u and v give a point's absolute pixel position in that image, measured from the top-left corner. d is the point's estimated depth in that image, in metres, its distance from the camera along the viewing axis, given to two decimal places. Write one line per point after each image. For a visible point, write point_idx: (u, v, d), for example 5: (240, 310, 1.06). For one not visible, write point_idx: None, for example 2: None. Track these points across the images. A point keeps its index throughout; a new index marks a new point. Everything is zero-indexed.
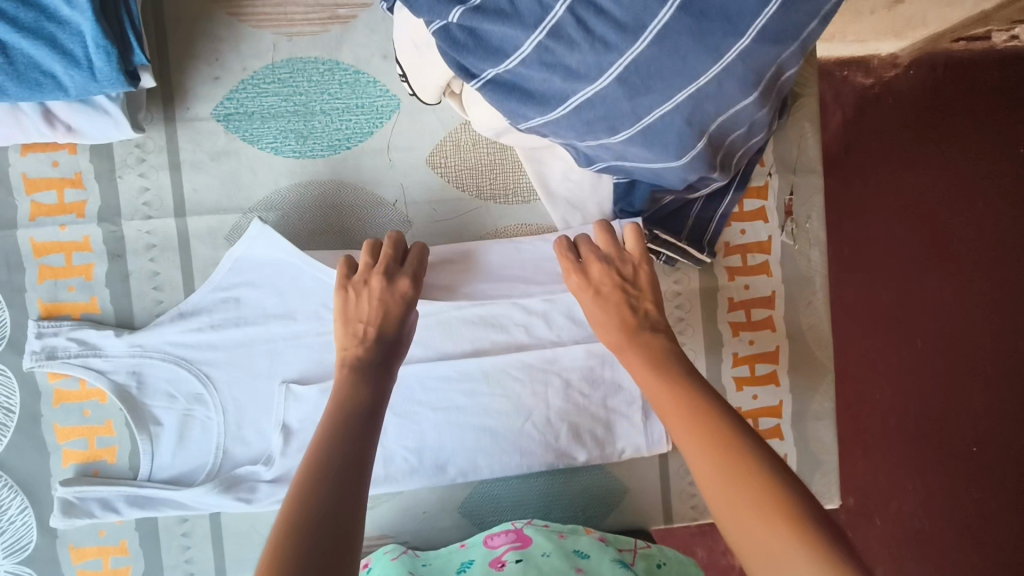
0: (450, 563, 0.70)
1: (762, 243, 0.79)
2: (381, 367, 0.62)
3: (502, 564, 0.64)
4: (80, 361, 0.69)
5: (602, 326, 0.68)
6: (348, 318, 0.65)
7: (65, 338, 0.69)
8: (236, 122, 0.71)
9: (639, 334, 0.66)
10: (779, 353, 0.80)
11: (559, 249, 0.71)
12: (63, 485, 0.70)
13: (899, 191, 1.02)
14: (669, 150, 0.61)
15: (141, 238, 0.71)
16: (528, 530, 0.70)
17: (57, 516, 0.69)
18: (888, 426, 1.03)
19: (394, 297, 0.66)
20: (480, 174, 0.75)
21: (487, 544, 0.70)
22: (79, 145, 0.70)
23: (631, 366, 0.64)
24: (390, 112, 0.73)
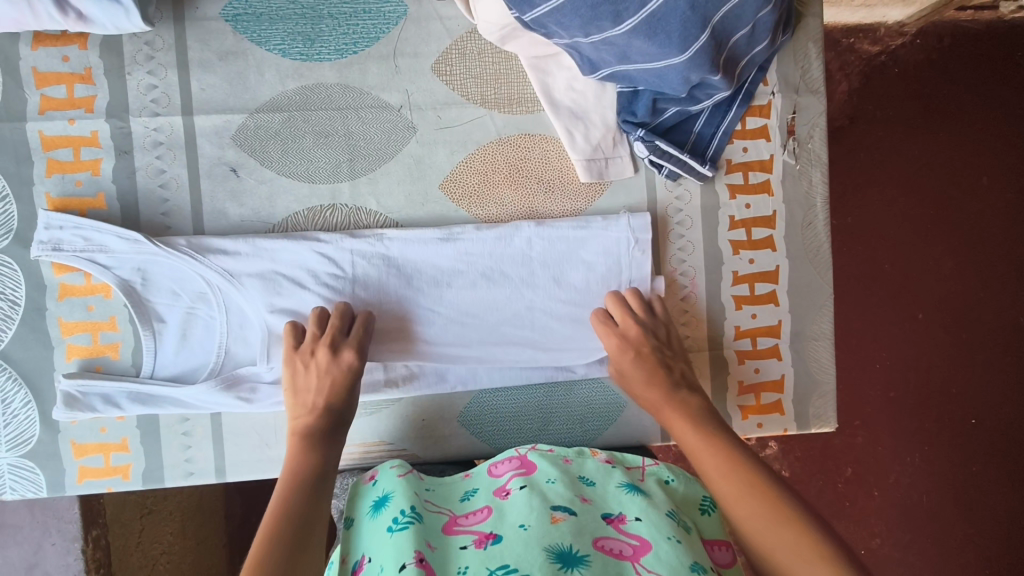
0: (455, 489, 0.66)
1: (764, 162, 0.79)
2: (334, 434, 0.66)
3: (507, 490, 0.60)
4: (87, 257, 0.70)
5: (645, 388, 0.71)
6: (300, 391, 0.67)
7: (70, 234, 0.70)
8: (244, 22, 0.72)
9: (678, 395, 0.70)
10: (779, 272, 0.80)
11: (598, 318, 0.74)
12: (67, 378, 0.70)
13: (876, 158, 1.21)
14: (672, 44, 0.61)
15: (149, 135, 0.72)
16: (531, 457, 0.66)
17: (60, 409, 0.70)
18: (906, 355, 1.22)
19: (337, 368, 0.67)
20: (484, 83, 0.75)
21: (492, 473, 0.66)
22: (89, 40, 0.70)
23: (673, 423, 0.68)
24: (397, 19, 0.74)
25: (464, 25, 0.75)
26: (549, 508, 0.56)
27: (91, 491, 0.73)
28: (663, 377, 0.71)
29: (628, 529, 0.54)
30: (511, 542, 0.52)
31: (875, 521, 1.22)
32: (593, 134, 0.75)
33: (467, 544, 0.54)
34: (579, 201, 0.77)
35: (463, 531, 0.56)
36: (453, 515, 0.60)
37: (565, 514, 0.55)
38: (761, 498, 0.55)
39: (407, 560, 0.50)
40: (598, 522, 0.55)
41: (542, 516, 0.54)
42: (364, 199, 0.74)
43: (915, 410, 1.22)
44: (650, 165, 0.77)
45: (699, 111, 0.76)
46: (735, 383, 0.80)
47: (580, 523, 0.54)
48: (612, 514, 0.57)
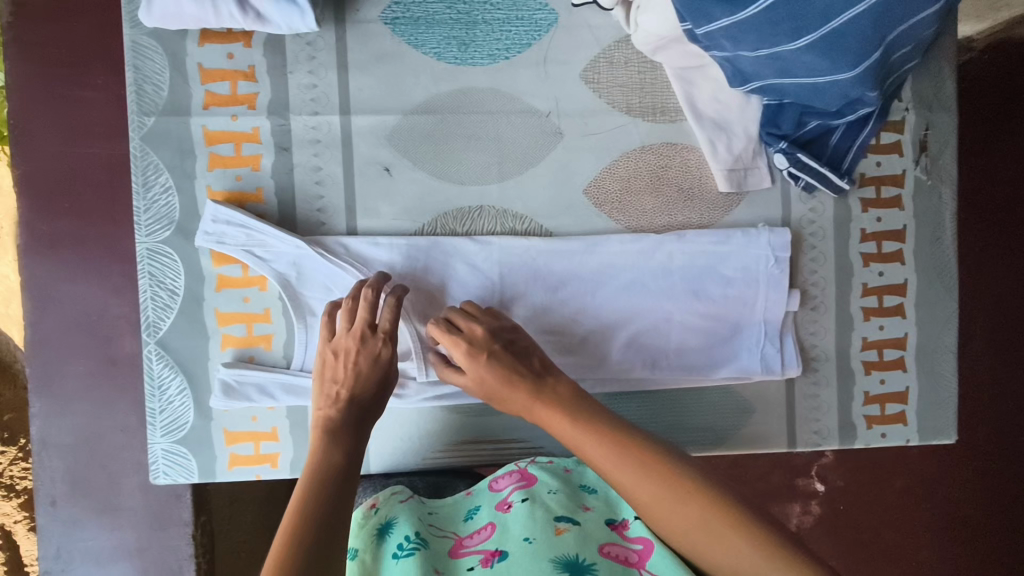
0: (457, 508, 0.68)
1: (896, 177, 0.81)
2: (356, 424, 0.66)
3: (509, 504, 0.63)
4: (248, 251, 0.72)
5: (494, 389, 0.68)
6: (326, 382, 0.68)
7: (235, 231, 0.72)
8: (402, 26, 0.74)
9: (547, 387, 0.66)
10: (907, 285, 0.81)
11: (435, 328, 0.71)
12: (225, 368, 0.72)
13: None
14: (846, 60, 0.63)
15: (307, 133, 0.73)
16: (532, 470, 0.69)
17: (218, 396, 0.72)
18: None
19: (367, 360, 0.68)
20: (630, 91, 0.77)
21: (493, 488, 0.68)
22: (254, 38, 0.72)
23: (547, 419, 0.64)
24: (548, 26, 0.76)
25: (612, 34, 0.76)
26: (552, 519, 0.59)
27: (240, 478, 0.74)
28: (504, 368, 0.67)
29: (631, 534, 0.59)
30: (517, 557, 0.55)
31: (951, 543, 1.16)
32: (735, 145, 0.77)
33: (474, 564, 0.57)
34: (717, 209, 0.79)
35: (469, 551, 0.59)
36: (459, 536, 0.62)
37: (569, 524, 0.59)
38: (653, 491, 0.55)
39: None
40: (605, 530, 0.59)
41: (545, 527, 0.58)
42: (510, 202, 0.76)
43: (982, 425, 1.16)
44: (787, 176, 0.78)
45: (838, 125, 0.77)
46: (861, 393, 0.81)
47: (585, 531, 0.58)
48: (616, 520, 0.61)
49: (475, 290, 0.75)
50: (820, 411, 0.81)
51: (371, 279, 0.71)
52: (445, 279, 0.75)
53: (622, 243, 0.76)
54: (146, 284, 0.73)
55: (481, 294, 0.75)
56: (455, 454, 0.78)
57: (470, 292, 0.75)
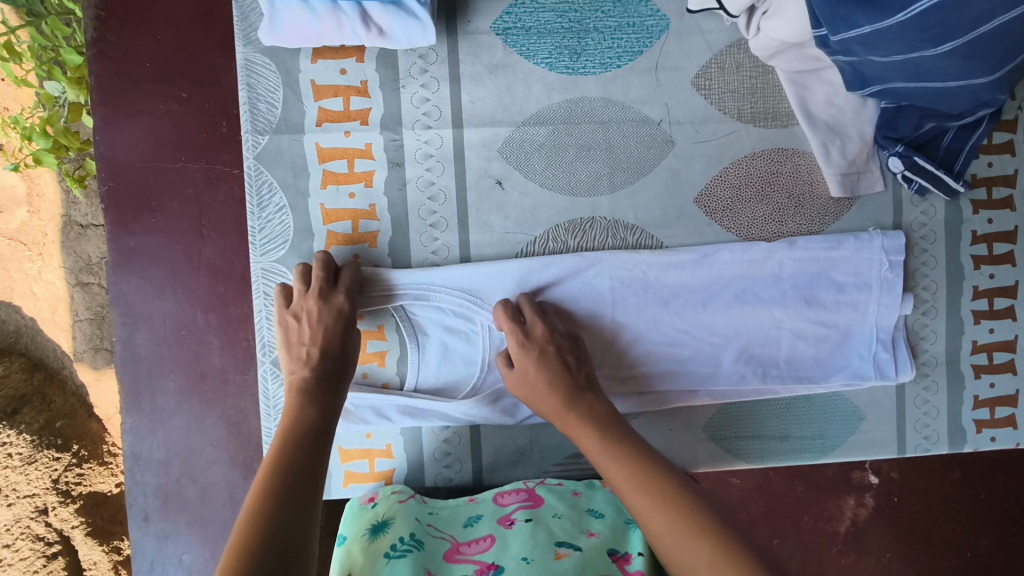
0: (458, 513, 0.70)
1: (1008, 178, 0.79)
2: (327, 385, 0.64)
3: (512, 520, 0.66)
4: None
5: (541, 397, 0.68)
6: (292, 344, 0.67)
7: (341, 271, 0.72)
8: (514, 36, 0.73)
9: (582, 404, 0.66)
10: (1018, 288, 0.80)
11: (502, 315, 0.70)
12: None
13: None
14: (986, 65, 0.61)
15: (420, 148, 0.72)
16: (539, 491, 0.71)
17: None
18: None
19: (329, 315, 0.67)
20: (742, 97, 0.75)
21: (498, 500, 0.71)
22: (366, 53, 0.71)
23: (580, 435, 0.64)
24: (660, 33, 0.74)
25: (725, 38, 0.75)
26: (554, 543, 0.61)
27: (356, 494, 0.75)
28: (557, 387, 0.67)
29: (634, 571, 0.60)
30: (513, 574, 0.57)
31: None
32: (850, 149, 0.76)
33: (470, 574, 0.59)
34: (827, 215, 0.78)
35: (465, 559, 0.62)
36: (456, 541, 0.65)
37: (570, 549, 0.61)
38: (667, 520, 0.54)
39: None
40: (605, 559, 0.60)
41: (545, 551, 0.60)
42: (622, 212, 0.75)
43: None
44: (900, 179, 0.77)
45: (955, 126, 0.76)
46: (971, 397, 0.80)
47: (584, 558, 0.59)
48: (617, 551, 0.63)
49: (588, 303, 0.74)
50: (929, 415, 0.80)
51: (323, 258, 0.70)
52: (557, 296, 0.74)
53: (735, 252, 0.75)
54: (261, 304, 0.72)
55: (595, 308, 0.74)
56: (568, 467, 0.77)
57: (582, 306, 0.74)
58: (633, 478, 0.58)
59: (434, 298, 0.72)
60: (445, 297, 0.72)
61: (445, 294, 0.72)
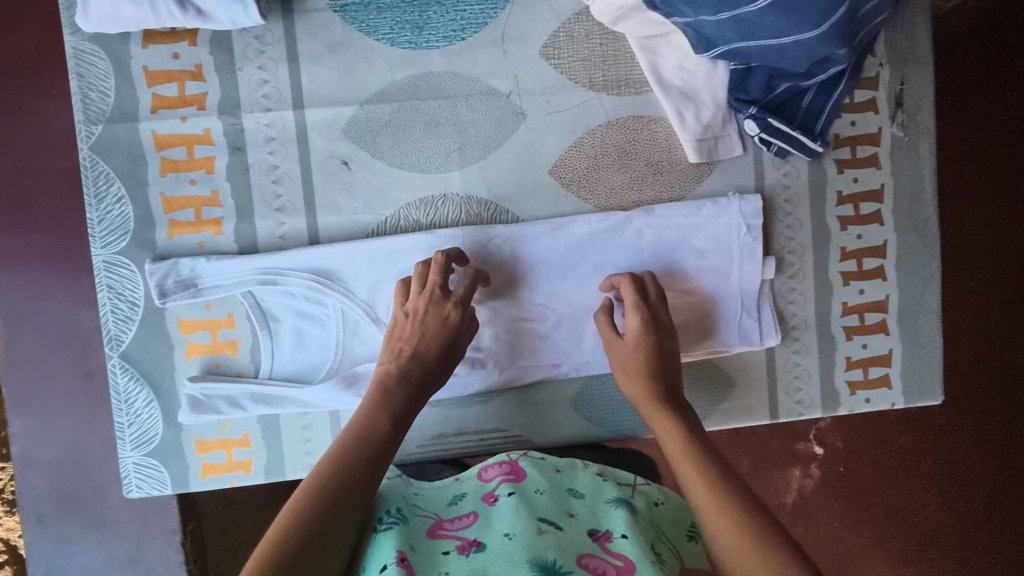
0: (443, 493, 0.66)
1: (872, 136, 0.78)
2: (413, 385, 0.67)
3: (495, 497, 0.61)
4: (190, 290, 0.71)
5: (627, 376, 0.70)
6: (393, 341, 0.69)
7: (185, 260, 0.71)
8: (352, 12, 0.71)
9: (665, 412, 0.66)
10: (886, 247, 0.80)
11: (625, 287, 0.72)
12: (191, 382, 0.72)
13: None
14: (808, 17, 0.60)
15: (261, 131, 0.71)
16: (522, 464, 0.66)
17: (186, 412, 0.72)
18: None
19: (435, 321, 0.68)
20: (592, 65, 0.74)
21: (482, 477, 0.67)
22: (198, 37, 0.70)
23: (664, 437, 0.64)
24: (504, 3, 0.72)
25: (572, 6, 0.73)
26: (536, 519, 0.56)
27: (215, 486, 0.75)
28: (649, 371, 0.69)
29: (613, 548, 0.53)
30: (494, 552, 0.53)
31: None
32: (704, 114, 0.75)
33: (451, 549, 0.55)
34: (688, 181, 0.77)
35: (447, 533, 0.58)
36: (439, 517, 0.61)
37: (552, 526, 0.55)
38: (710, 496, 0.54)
39: (389, 559, 0.52)
40: (585, 539, 0.55)
41: (529, 526, 0.55)
42: (475, 188, 0.74)
43: (987, 456, 1.10)
44: (759, 143, 0.76)
45: (811, 86, 0.74)
46: (844, 359, 0.81)
47: (563, 535, 0.55)
48: (599, 530, 0.57)
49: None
50: (801, 378, 0.81)
51: (438, 258, 0.70)
52: (409, 280, 0.74)
53: (592, 225, 0.74)
54: (106, 297, 0.72)
55: (451, 286, 0.74)
56: (434, 447, 0.78)
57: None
58: (692, 465, 0.59)
59: (282, 283, 0.71)
60: (293, 283, 0.72)
61: (294, 279, 0.72)
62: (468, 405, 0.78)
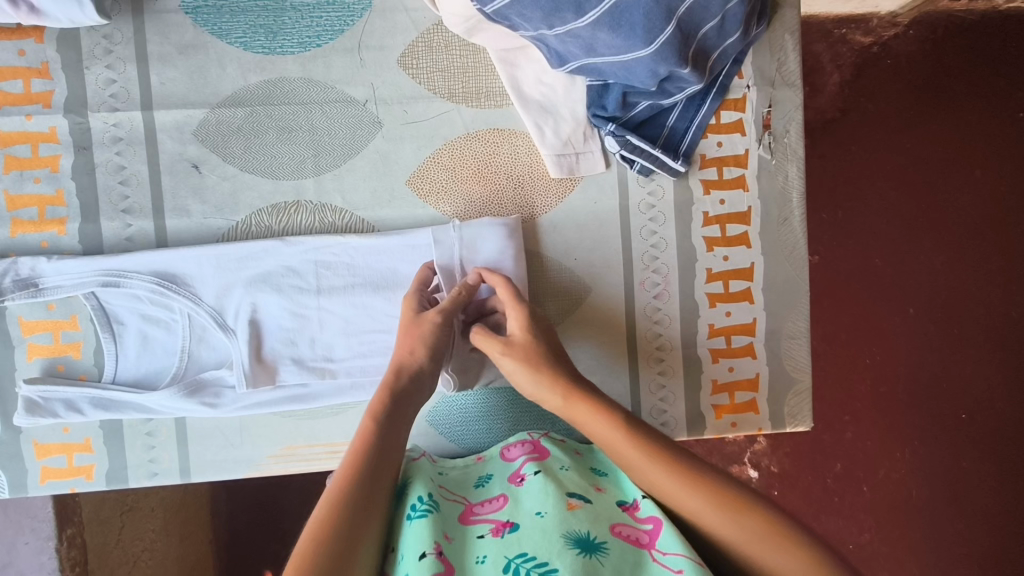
0: (469, 476, 0.67)
1: (739, 157, 0.78)
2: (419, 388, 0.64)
3: (522, 477, 0.61)
4: (28, 290, 0.68)
5: (521, 380, 0.64)
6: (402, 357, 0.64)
7: (25, 259, 0.69)
8: (204, 15, 0.71)
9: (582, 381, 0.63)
10: (754, 270, 0.78)
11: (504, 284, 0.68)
12: (28, 384, 0.69)
13: (890, 150, 1.13)
14: (636, 35, 0.60)
15: (108, 131, 0.70)
16: (545, 443, 0.67)
17: (20, 414, 0.68)
18: (921, 358, 1.14)
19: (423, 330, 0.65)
20: (451, 77, 0.74)
21: (505, 457, 0.68)
22: (45, 34, 0.69)
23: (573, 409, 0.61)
24: (361, 10, 0.72)
25: (430, 17, 0.73)
26: (565, 494, 0.56)
27: (55, 491, 0.72)
28: (547, 381, 0.63)
29: (644, 515, 0.54)
30: (528, 530, 0.51)
31: (865, 517, 1.16)
32: (563, 129, 0.74)
33: (484, 533, 0.54)
34: (549, 196, 0.76)
35: (480, 519, 0.56)
36: (469, 502, 0.60)
37: (582, 501, 0.55)
38: (690, 497, 0.51)
39: (426, 549, 0.50)
40: (615, 511, 0.55)
41: (557, 502, 0.54)
42: (329, 195, 0.73)
43: (884, 464, 1.15)
44: (621, 160, 0.76)
45: (672, 106, 0.74)
46: (710, 383, 0.79)
47: (596, 509, 0.54)
48: (627, 502, 0.57)
49: (291, 291, 0.71)
50: (669, 399, 0.79)
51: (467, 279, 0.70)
52: (258, 285, 0.71)
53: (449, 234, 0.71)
54: None
55: (298, 295, 0.71)
56: (285, 461, 0.74)
57: (286, 293, 0.71)
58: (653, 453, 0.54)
59: (124, 285, 0.69)
60: (135, 285, 0.69)
61: (136, 282, 0.69)
62: (318, 415, 0.74)
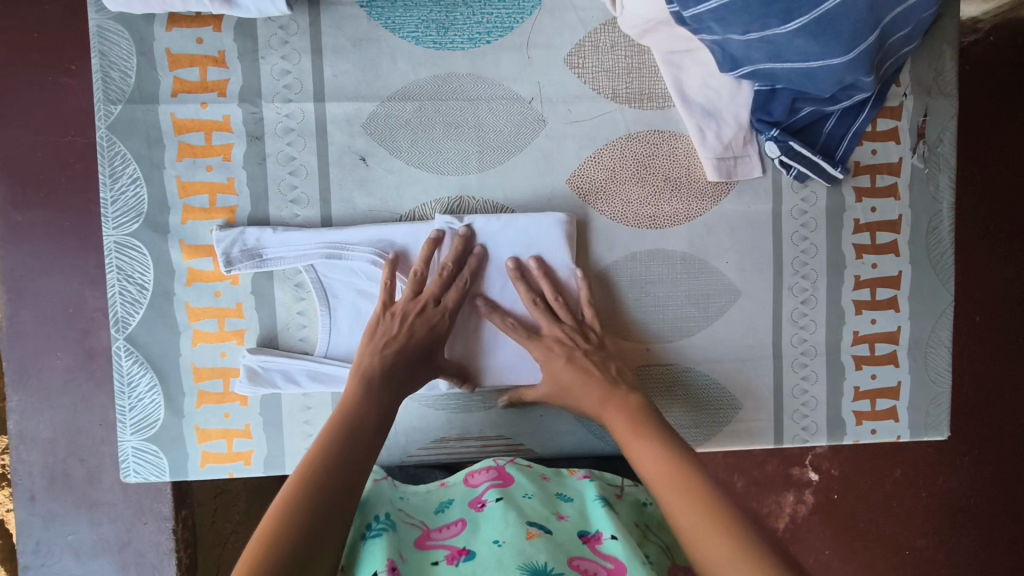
0: (429, 501, 0.63)
1: (893, 165, 0.78)
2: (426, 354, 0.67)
3: (482, 503, 0.58)
4: (252, 259, 0.70)
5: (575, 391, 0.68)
6: (377, 337, 0.66)
7: (251, 230, 0.70)
8: (378, 8, 0.71)
9: (620, 396, 0.65)
10: (901, 278, 0.79)
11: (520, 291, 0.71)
12: (251, 353, 0.71)
13: None
14: (838, 43, 0.60)
15: (280, 122, 0.71)
16: (510, 470, 0.64)
17: (243, 382, 0.70)
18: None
19: (424, 326, 0.67)
20: (616, 77, 0.74)
21: (468, 482, 0.64)
22: (223, 22, 0.70)
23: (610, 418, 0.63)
24: (531, 9, 0.72)
25: (599, 16, 0.73)
26: (526, 523, 0.53)
27: (213, 476, 0.73)
28: (598, 393, 0.66)
29: (603, 551, 0.51)
30: (483, 559, 0.48)
31: (921, 522, 1.12)
32: (725, 132, 0.74)
33: (439, 559, 0.51)
34: (706, 200, 0.76)
35: (436, 545, 0.53)
36: (427, 528, 0.57)
37: (542, 530, 0.52)
38: None
39: (379, 568, 0.48)
40: (575, 542, 0.52)
41: (516, 530, 0.51)
42: (492, 192, 0.74)
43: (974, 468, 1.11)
44: (778, 166, 0.76)
45: (833, 111, 0.74)
46: (852, 389, 0.79)
47: (556, 540, 0.51)
48: (589, 533, 0.54)
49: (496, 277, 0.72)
50: (812, 405, 0.79)
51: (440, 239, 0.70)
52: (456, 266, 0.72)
53: (446, 227, 0.71)
54: (114, 278, 0.71)
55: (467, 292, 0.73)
56: (435, 451, 0.77)
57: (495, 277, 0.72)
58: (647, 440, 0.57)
59: (346, 257, 0.70)
60: (358, 258, 0.70)
61: (358, 254, 0.70)
62: None
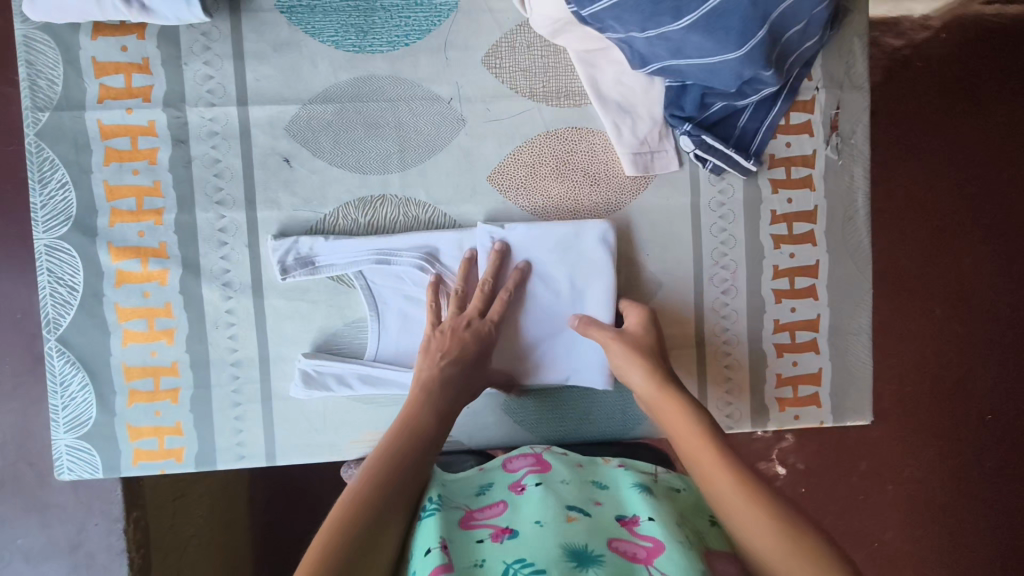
0: (469, 481, 0.62)
1: (807, 158, 0.80)
2: (476, 364, 0.69)
3: (522, 486, 0.57)
4: (308, 266, 0.72)
5: (629, 370, 0.68)
6: (432, 352, 0.69)
7: (304, 238, 0.73)
8: (299, 14, 0.73)
9: (672, 384, 0.65)
10: (819, 267, 0.81)
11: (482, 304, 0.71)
12: (307, 357, 0.73)
13: None
14: (730, 37, 0.62)
15: (204, 125, 0.73)
16: (548, 457, 0.64)
17: (300, 388, 0.73)
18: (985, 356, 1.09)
19: (472, 335, 0.70)
20: (533, 76, 0.76)
21: (506, 467, 0.64)
22: (147, 30, 0.72)
23: (665, 408, 0.63)
24: (448, 12, 0.75)
25: (514, 18, 0.76)
26: (565, 507, 0.52)
27: (146, 472, 0.75)
28: (646, 372, 0.66)
29: (641, 532, 0.49)
30: (526, 537, 0.48)
31: (888, 516, 1.11)
32: (639, 128, 0.76)
33: (484, 537, 0.50)
34: (625, 193, 0.78)
35: (480, 524, 0.52)
36: (468, 508, 0.56)
37: (581, 513, 0.51)
38: None
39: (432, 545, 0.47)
40: (614, 526, 0.51)
41: (557, 514, 0.51)
42: (413, 190, 0.75)
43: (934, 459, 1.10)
44: (694, 159, 0.78)
45: (745, 106, 0.76)
46: (774, 376, 0.81)
47: (596, 523, 0.50)
48: (627, 516, 0.53)
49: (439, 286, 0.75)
50: (735, 393, 0.81)
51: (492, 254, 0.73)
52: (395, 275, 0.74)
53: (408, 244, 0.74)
54: (45, 280, 0.73)
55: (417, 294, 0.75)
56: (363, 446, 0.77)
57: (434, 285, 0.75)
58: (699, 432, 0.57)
59: (394, 262, 0.73)
60: (405, 262, 0.73)
61: (405, 259, 0.73)
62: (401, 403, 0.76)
